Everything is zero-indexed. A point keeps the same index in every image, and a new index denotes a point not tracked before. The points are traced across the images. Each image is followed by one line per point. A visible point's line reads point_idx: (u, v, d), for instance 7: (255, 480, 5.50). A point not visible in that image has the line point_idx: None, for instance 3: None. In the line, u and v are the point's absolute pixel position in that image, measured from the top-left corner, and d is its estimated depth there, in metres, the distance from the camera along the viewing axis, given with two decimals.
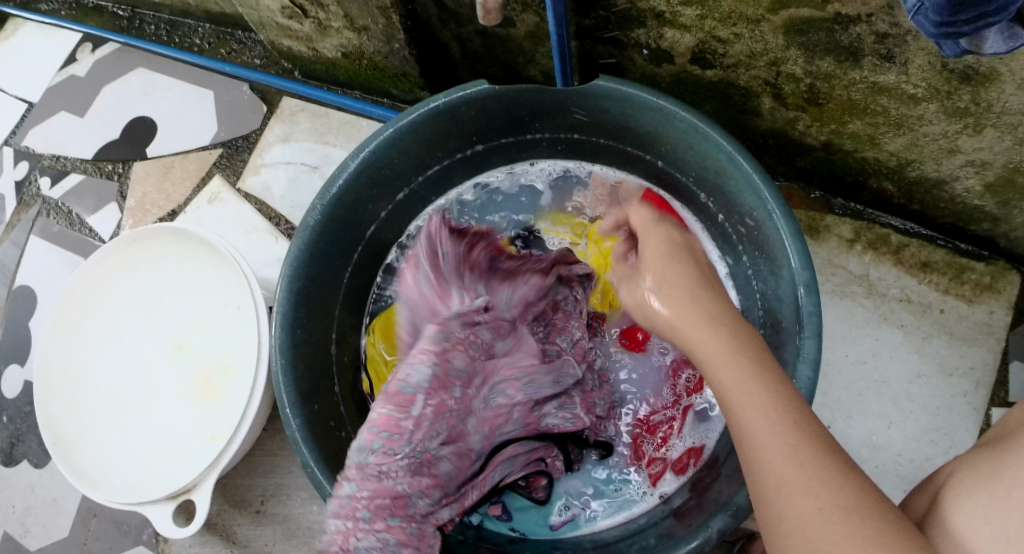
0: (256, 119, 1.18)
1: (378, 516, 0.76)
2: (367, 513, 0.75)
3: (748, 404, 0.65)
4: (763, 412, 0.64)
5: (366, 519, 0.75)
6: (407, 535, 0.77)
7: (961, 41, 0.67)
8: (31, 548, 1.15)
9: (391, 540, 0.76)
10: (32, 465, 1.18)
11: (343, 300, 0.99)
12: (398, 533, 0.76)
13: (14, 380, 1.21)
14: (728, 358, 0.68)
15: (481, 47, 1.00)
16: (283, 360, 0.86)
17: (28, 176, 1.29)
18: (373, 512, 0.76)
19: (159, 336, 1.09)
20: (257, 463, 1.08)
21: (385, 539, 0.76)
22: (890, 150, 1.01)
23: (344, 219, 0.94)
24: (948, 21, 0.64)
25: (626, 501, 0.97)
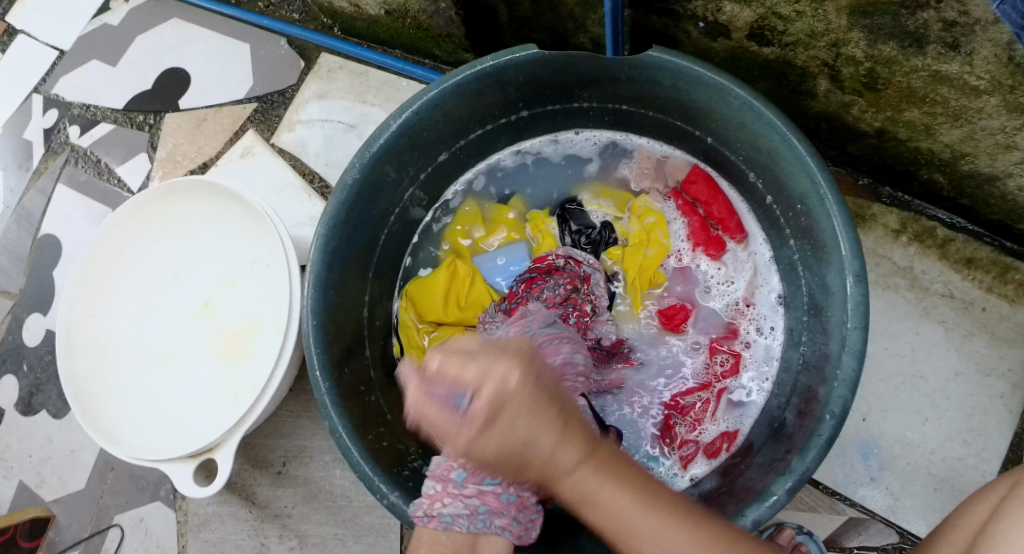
0: (293, 75, 1.15)
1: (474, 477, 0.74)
2: (461, 474, 0.75)
3: (631, 537, 0.64)
4: (626, 499, 0.63)
5: (460, 480, 0.75)
6: (502, 503, 0.74)
7: None
8: (47, 498, 1.14)
9: (482, 507, 0.73)
10: (50, 415, 1.17)
11: (377, 263, 0.98)
12: (490, 501, 0.73)
13: (36, 329, 1.20)
14: (597, 484, 0.63)
15: (530, 11, 0.97)
16: (314, 321, 0.85)
17: (58, 124, 1.27)
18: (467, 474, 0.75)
19: (186, 294, 1.08)
20: (279, 424, 1.07)
21: (474, 505, 0.73)
22: (944, 142, 0.98)
23: (381, 180, 0.91)
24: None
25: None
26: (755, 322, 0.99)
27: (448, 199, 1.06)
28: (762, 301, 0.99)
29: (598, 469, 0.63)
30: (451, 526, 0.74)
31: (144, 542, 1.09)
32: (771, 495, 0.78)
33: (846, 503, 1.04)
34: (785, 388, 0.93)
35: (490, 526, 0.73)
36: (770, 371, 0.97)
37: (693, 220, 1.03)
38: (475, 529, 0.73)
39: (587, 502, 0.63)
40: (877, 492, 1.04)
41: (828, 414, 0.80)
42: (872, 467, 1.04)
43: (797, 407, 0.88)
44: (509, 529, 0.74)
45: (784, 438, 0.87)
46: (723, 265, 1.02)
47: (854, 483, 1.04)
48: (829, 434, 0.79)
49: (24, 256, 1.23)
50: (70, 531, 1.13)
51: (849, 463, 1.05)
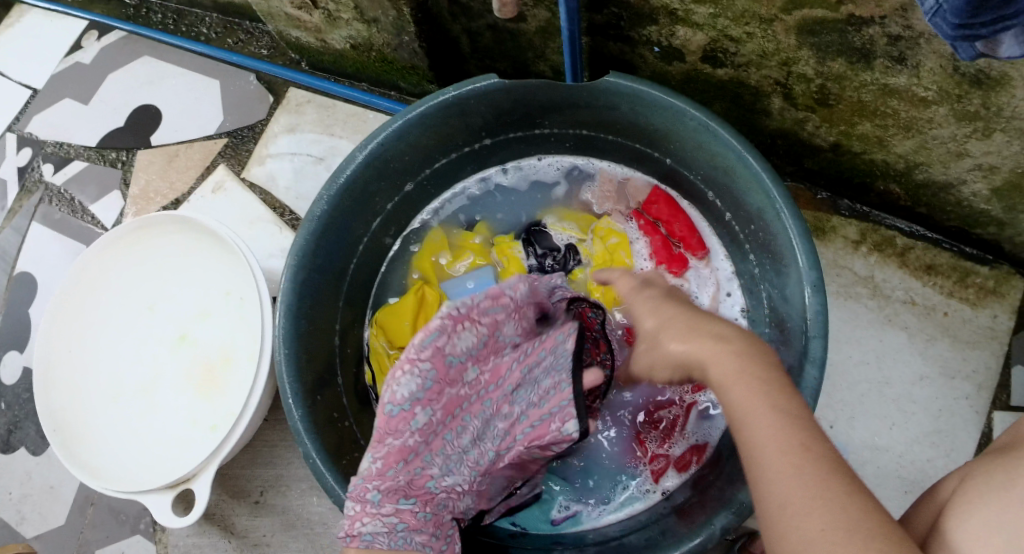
0: (262, 109, 1.17)
1: (389, 497, 0.74)
2: (377, 495, 0.74)
3: (768, 446, 0.59)
4: (772, 418, 0.61)
5: (376, 501, 0.73)
6: (418, 520, 0.73)
7: (975, 44, 0.67)
8: (27, 535, 1.14)
9: (399, 525, 0.72)
10: (29, 451, 1.17)
11: (347, 291, 0.99)
12: (409, 518, 0.73)
13: (13, 366, 1.20)
14: (734, 367, 0.66)
15: (491, 41, 1.00)
16: (286, 350, 0.86)
17: (31, 163, 1.28)
18: (384, 494, 0.74)
19: (161, 326, 1.09)
20: (257, 453, 1.08)
21: (392, 523, 0.72)
22: (898, 152, 1.01)
23: (349, 210, 0.93)
24: (966, 23, 0.64)
25: (628, 498, 0.97)
26: None
27: (415, 228, 1.08)
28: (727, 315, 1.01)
29: (771, 394, 0.63)
30: (372, 545, 0.71)
31: None
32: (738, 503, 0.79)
33: None
34: None
35: (411, 543, 0.72)
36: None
37: (654, 239, 1.04)
38: (395, 546, 0.71)
39: (727, 377, 0.66)
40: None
41: None
42: None
43: None
44: (430, 546, 0.73)
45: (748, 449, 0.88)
46: (686, 282, 1.03)
47: None
48: None
49: None
50: None
51: None
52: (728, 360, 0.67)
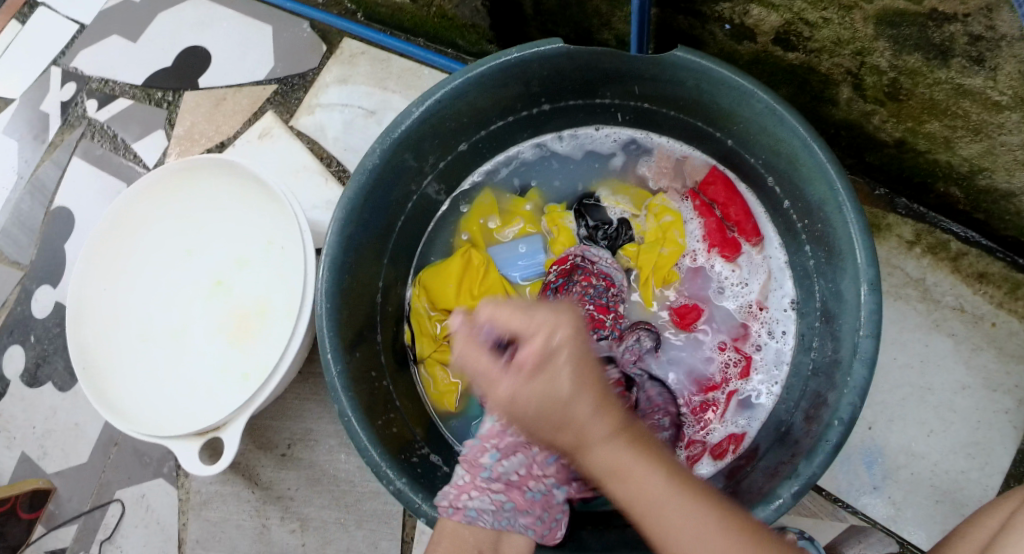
0: (315, 58, 1.15)
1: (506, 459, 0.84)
2: (493, 458, 0.84)
3: (659, 511, 0.67)
4: (656, 479, 0.68)
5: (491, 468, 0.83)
6: (526, 501, 0.82)
7: None
8: (48, 470, 1.14)
9: (507, 504, 0.82)
10: (55, 387, 1.17)
11: (392, 249, 0.98)
12: (517, 497, 0.82)
13: (45, 301, 1.20)
14: (628, 459, 0.68)
15: (556, 5, 0.97)
16: (328, 304, 0.85)
17: (75, 98, 1.27)
18: (500, 456, 0.84)
19: (199, 271, 1.08)
20: (286, 406, 1.07)
21: (501, 501, 0.82)
22: (962, 155, 0.98)
23: (401, 166, 0.91)
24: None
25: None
26: (768, 325, 0.99)
27: (464, 189, 1.06)
28: (775, 304, 1.00)
29: (630, 445, 0.69)
30: (475, 521, 0.81)
31: (145, 518, 1.09)
32: (778, 498, 0.79)
33: (848, 510, 1.04)
34: (794, 393, 0.94)
35: (514, 523, 0.81)
36: (780, 373, 0.98)
37: (709, 220, 1.03)
38: (499, 525, 0.81)
39: (619, 472, 0.68)
40: (879, 501, 1.04)
41: (837, 420, 0.80)
42: (875, 476, 1.05)
43: (804, 412, 0.89)
44: (533, 528, 0.81)
45: (788, 443, 0.88)
46: (737, 268, 1.02)
47: (856, 490, 1.05)
48: (837, 441, 0.79)
49: (37, 228, 1.23)
50: (70, 504, 1.13)
51: (853, 470, 1.05)
52: (619, 447, 0.68)
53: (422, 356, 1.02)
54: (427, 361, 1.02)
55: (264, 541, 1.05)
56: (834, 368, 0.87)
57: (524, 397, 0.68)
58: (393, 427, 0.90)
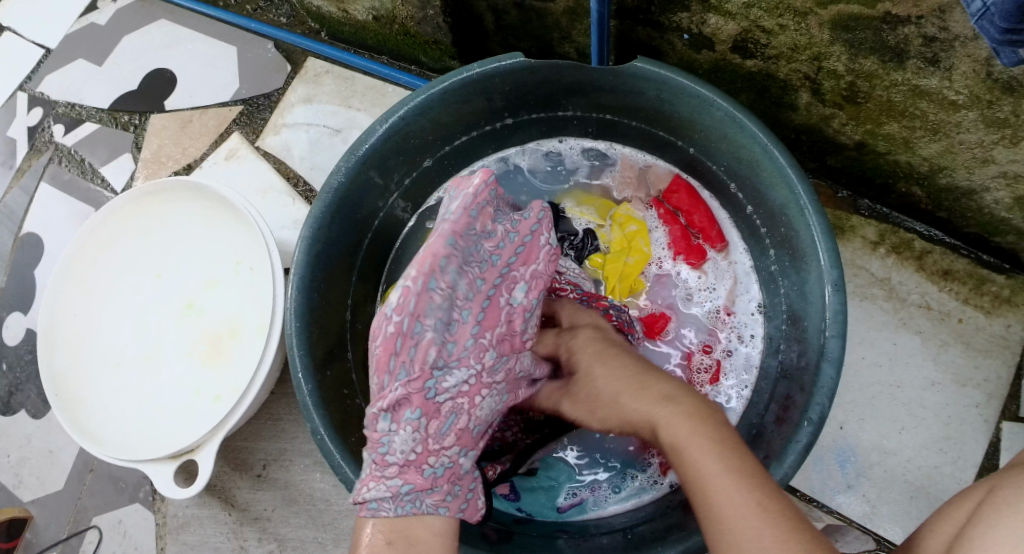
0: (279, 78, 1.16)
1: (399, 421, 0.75)
2: (387, 420, 0.75)
3: (710, 490, 0.66)
4: (712, 462, 0.67)
5: (386, 444, 0.75)
6: (425, 479, 0.75)
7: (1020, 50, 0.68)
8: (24, 499, 1.14)
9: (404, 487, 0.74)
10: (28, 415, 1.16)
11: (360, 267, 0.98)
12: (415, 479, 0.75)
13: (16, 328, 1.19)
14: (688, 437, 0.70)
15: (517, 20, 0.98)
16: (298, 323, 0.85)
17: (42, 123, 1.26)
18: (392, 417, 0.75)
19: (168, 293, 1.07)
20: (261, 426, 1.07)
21: (397, 486, 0.74)
22: (923, 155, 0.99)
23: (367, 183, 0.91)
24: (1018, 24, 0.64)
25: (636, 490, 0.97)
26: (736, 330, 1.01)
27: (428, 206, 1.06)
28: (742, 309, 1.02)
29: (689, 421, 0.71)
30: (378, 512, 0.73)
31: (122, 544, 1.09)
32: None
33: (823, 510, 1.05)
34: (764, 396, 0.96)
35: (420, 505, 0.74)
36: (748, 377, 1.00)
37: (674, 228, 1.04)
38: (402, 511, 0.74)
39: (683, 439, 0.70)
40: (854, 499, 1.05)
41: (806, 421, 0.82)
42: (849, 474, 1.06)
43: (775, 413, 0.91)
44: (443, 505, 0.76)
45: (761, 448, 0.89)
46: (703, 273, 1.03)
47: (831, 489, 1.06)
48: (806, 442, 0.80)
49: (6, 254, 1.22)
50: (47, 532, 1.12)
51: (828, 469, 1.06)
52: (679, 422, 0.71)
53: None
54: None
55: None
56: (802, 370, 0.89)
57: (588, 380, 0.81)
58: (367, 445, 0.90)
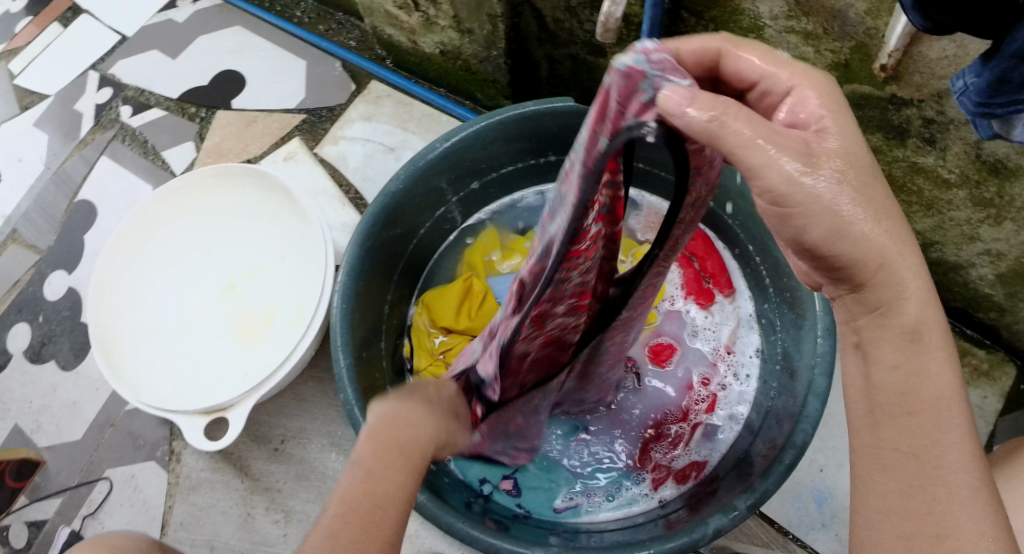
0: (342, 95, 1.26)
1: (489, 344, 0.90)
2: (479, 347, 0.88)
3: (908, 390, 0.63)
4: (942, 378, 0.62)
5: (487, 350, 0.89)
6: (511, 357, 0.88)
7: (992, 122, 0.75)
8: (40, 444, 1.20)
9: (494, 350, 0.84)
10: (57, 366, 1.22)
11: (404, 268, 1.08)
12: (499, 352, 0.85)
13: (58, 285, 1.26)
14: (932, 329, 0.62)
15: (568, 71, 1.12)
16: (343, 306, 0.94)
17: (109, 102, 1.36)
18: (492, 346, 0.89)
19: (214, 273, 1.15)
20: (284, 404, 1.12)
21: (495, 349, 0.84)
22: (917, 229, 1.09)
23: (422, 193, 1.02)
24: (985, 102, 0.73)
25: (628, 500, 1.05)
26: (733, 368, 1.12)
27: (470, 224, 1.16)
28: (741, 350, 1.13)
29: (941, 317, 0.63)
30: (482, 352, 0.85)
31: (131, 498, 1.13)
32: (733, 510, 0.90)
33: (797, 543, 1.13)
34: (754, 429, 1.05)
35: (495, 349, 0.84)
36: (740, 411, 1.09)
37: (688, 271, 1.17)
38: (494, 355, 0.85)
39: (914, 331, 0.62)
40: (827, 537, 1.13)
41: (792, 446, 0.91)
42: (825, 514, 1.15)
43: (763, 445, 1.00)
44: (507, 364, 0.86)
45: (746, 466, 0.98)
46: (710, 313, 1.15)
47: (806, 525, 1.14)
48: (790, 462, 0.90)
49: (59, 216, 1.30)
50: (57, 478, 1.18)
51: (804, 507, 1.15)
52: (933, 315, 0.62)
53: (419, 368, 1.08)
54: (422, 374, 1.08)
55: (247, 528, 1.08)
56: (790, 406, 0.98)
57: (835, 171, 0.59)
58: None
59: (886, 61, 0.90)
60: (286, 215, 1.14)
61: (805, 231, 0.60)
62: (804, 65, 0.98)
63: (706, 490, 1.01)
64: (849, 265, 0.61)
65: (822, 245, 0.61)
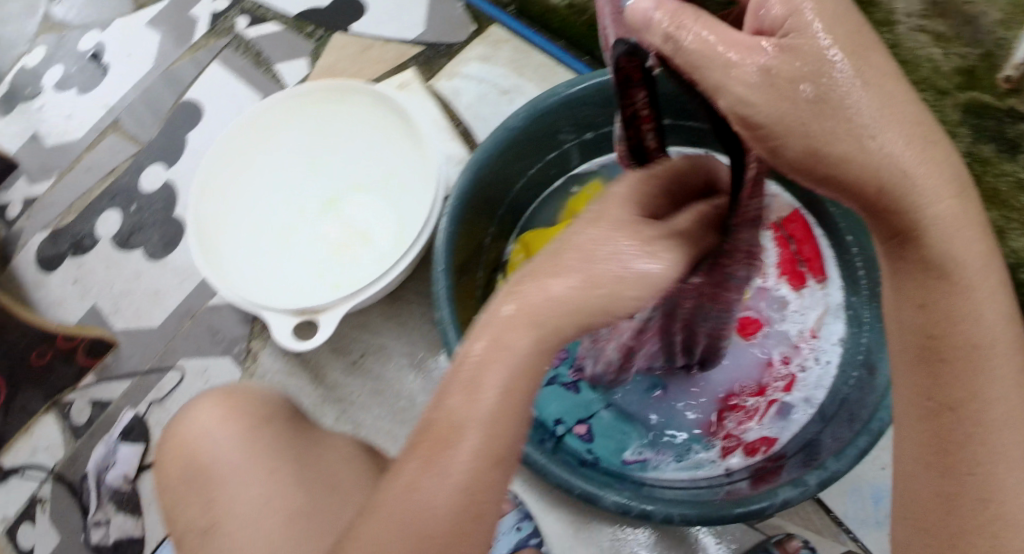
0: (462, 35, 1.28)
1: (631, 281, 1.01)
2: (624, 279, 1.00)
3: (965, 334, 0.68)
4: (999, 321, 0.68)
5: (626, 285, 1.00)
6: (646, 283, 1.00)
7: None
8: (115, 327, 1.22)
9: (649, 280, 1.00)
10: (143, 254, 1.24)
11: (509, 204, 1.13)
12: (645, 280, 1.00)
13: (155, 177, 1.27)
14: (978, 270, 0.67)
15: None
16: (450, 229, 0.98)
17: (227, 12, 1.36)
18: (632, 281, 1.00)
19: (317, 182, 1.17)
20: (368, 320, 1.13)
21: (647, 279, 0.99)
22: (1011, 249, 1.01)
23: (540, 134, 1.06)
24: None
25: (694, 464, 1.09)
26: (814, 353, 1.13)
27: (578, 173, 1.17)
28: (825, 336, 1.13)
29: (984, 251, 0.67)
30: None
31: (201, 389, 1.15)
32: (802, 484, 0.94)
33: (849, 535, 1.13)
34: (827, 416, 1.06)
35: None
36: (817, 396, 1.10)
37: (784, 252, 1.18)
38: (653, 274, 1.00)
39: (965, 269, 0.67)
40: (880, 534, 1.12)
41: (867, 431, 0.95)
42: (880, 512, 1.13)
43: (833, 434, 1.01)
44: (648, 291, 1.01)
45: (813, 450, 1.01)
46: (800, 296, 1.16)
47: (861, 520, 1.13)
48: (863, 447, 0.94)
49: (164, 112, 1.31)
50: (128, 362, 1.21)
51: (861, 502, 1.14)
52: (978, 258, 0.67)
53: None
54: None
55: None
56: (861, 400, 1.01)
57: (786, 79, 0.57)
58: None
59: (1012, 72, 0.88)
60: (399, 137, 1.15)
61: (780, 151, 0.59)
62: (928, 65, 0.94)
63: (770, 467, 1.04)
64: (842, 177, 0.60)
65: (801, 164, 0.59)
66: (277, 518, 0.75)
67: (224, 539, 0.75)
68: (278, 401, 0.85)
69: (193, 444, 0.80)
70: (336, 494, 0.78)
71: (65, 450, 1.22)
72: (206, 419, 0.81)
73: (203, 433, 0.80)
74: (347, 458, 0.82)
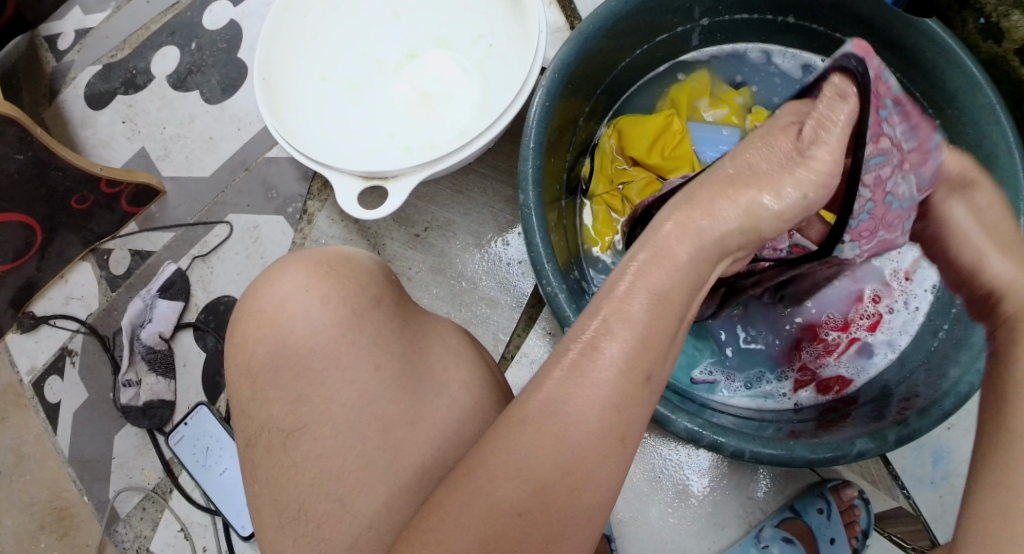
0: None
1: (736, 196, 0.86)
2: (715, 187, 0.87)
3: None
4: None
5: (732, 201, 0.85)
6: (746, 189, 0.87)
7: None
8: (164, 173, 1.16)
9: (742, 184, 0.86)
10: (200, 97, 1.16)
11: (606, 86, 1.00)
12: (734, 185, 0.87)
13: (219, 16, 1.17)
14: None
15: None
16: (546, 100, 0.85)
17: None
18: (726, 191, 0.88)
19: (398, 38, 1.06)
20: (437, 192, 1.05)
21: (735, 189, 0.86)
22: None
23: (656, 8, 0.92)
24: None
25: (764, 393, 0.95)
26: (906, 295, 0.93)
27: (684, 62, 1.04)
28: (919, 281, 0.93)
29: None
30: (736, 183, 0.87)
31: (249, 248, 1.10)
32: (879, 438, 0.75)
33: (903, 492, 0.96)
34: (911, 366, 0.88)
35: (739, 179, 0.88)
36: (902, 341, 0.92)
37: None
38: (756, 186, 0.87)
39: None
40: (933, 497, 0.94)
41: (953, 393, 0.75)
42: (939, 473, 0.95)
43: (913, 387, 0.84)
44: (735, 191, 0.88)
45: (890, 402, 0.84)
46: None
47: (917, 478, 0.95)
48: (950, 408, 0.74)
49: None
50: (174, 212, 1.15)
51: (921, 459, 0.96)
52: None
53: (593, 195, 1.03)
54: (597, 201, 1.03)
55: None
56: (950, 359, 0.81)
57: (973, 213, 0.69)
58: (558, 238, 0.93)
59: None
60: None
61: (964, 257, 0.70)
62: None
63: (841, 412, 0.88)
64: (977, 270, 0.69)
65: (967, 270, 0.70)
66: (373, 423, 0.66)
67: (312, 443, 0.66)
68: (381, 289, 0.72)
69: (284, 326, 0.68)
70: (443, 399, 0.68)
71: (100, 302, 1.15)
72: (299, 301, 0.68)
73: (297, 316, 0.68)
74: (459, 356, 0.72)
